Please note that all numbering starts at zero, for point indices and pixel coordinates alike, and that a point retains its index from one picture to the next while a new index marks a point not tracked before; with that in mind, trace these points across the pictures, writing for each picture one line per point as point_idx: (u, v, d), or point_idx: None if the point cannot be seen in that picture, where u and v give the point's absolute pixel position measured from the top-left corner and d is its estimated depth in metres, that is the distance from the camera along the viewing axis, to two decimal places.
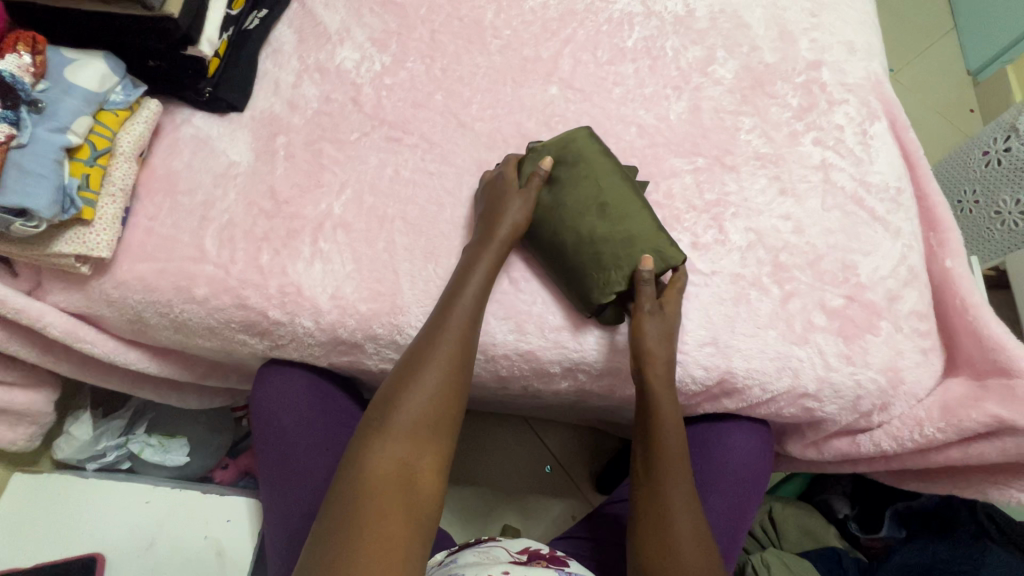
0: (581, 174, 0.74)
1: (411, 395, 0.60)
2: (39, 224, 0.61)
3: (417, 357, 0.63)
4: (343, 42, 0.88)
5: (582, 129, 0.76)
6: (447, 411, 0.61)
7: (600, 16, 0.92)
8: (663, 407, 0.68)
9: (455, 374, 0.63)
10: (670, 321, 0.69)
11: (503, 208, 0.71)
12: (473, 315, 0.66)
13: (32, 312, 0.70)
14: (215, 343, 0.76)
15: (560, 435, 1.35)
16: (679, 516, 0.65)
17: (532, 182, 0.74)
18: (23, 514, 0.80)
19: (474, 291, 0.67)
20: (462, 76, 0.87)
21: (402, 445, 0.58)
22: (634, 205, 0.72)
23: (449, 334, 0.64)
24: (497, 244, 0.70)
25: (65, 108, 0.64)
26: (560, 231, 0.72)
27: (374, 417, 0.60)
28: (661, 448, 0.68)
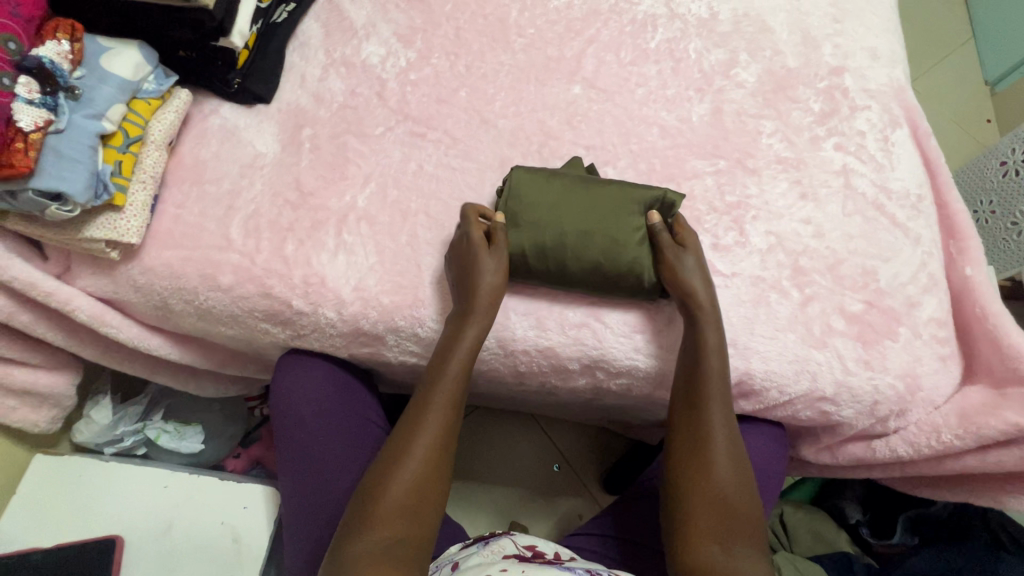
0: (553, 210, 0.72)
1: (392, 486, 0.59)
2: (73, 208, 0.63)
3: (397, 448, 0.62)
4: (369, 38, 0.89)
5: (511, 170, 0.74)
6: (429, 499, 0.61)
7: (624, 17, 0.93)
8: (709, 336, 0.68)
9: (437, 463, 0.62)
10: (699, 254, 0.72)
11: (479, 270, 0.68)
12: (459, 392, 0.66)
13: (61, 296, 0.71)
14: (237, 331, 0.77)
15: (569, 434, 1.36)
16: (718, 440, 0.66)
17: (497, 237, 0.71)
18: (45, 494, 0.82)
19: (457, 374, 0.66)
20: (486, 73, 0.88)
21: (384, 534, 0.57)
22: (619, 194, 0.73)
23: (430, 424, 0.63)
24: (481, 320, 0.67)
25: (101, 96, 0.65)
26: (586, 250, 0.71)
27: (360, 505, 0.59)
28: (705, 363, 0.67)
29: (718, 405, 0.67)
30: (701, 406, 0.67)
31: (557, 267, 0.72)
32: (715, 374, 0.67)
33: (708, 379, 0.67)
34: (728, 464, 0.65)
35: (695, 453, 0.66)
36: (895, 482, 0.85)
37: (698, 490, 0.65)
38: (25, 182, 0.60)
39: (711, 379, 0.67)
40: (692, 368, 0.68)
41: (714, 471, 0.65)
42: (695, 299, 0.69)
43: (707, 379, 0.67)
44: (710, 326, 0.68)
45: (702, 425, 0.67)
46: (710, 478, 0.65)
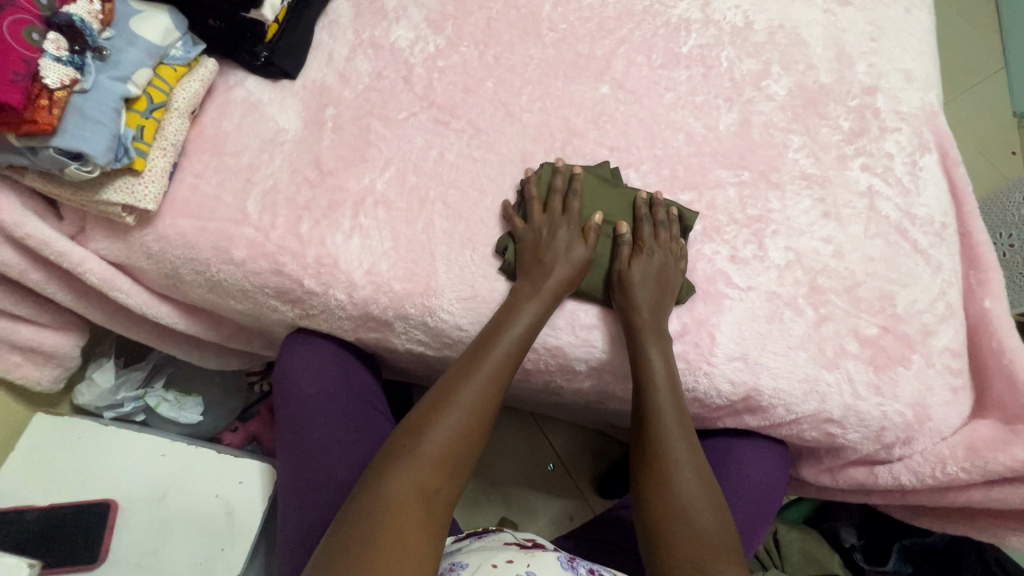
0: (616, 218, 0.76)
1: (434, 431, 0.61)
2: (92, 169, 0.62)
3: (445, 396, 0.64)
4: (399, 21, 0.88)
5: (541, 162, 0.78)
6: (464, 456, 0.62)
7: (657, 19, 0.92)
8: (653, 354, 0.68)
9: (479, 419, 0.64)
10: (658, 264, 0.72)
11: (574, 261, 0.71)
12: (513, 356, 0.67)
13: (73, 257, 0.71)
14: (246, 306, 0.77)
15: (565, 434, 1.36)
16: (677, 457, 0.66)
17: (591, 235, 0.73)
18: (43, 453, 0.81)
19: (517, 338, 0.67)
20: (515, 65, 0.87)
21: (420, 478, 0.58)
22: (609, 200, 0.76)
23: (477, 380, 0.65)
24: (547, 293, 0.69)
25: (128, 58, 0.64)
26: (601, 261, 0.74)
27: (405, 441, 0.61)
28: (649, 389, 0.68)
29: (672, 428, 0.67)
30: (654, 427, 0.68)
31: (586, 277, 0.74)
32: (662, 391, 0.68)
33: (654, 397, 0.68)
34: (691, 481, 0.64)
35: (656, 473, 0.66)
36: (893, 510, 0.84)
37: (662, 516, 0.63)
38: (47, 139, 0.59)
39: (659, 400, 0.68)
40: (641, 391, 0.69)
41: (676, 490, 0.64)
42: (637, 314, 0.69)
43: (651, 397, 0.68)
44: (651, 342, 0.68)
45: (659, 445, 0.67)
46: (670, 504, 0.63)
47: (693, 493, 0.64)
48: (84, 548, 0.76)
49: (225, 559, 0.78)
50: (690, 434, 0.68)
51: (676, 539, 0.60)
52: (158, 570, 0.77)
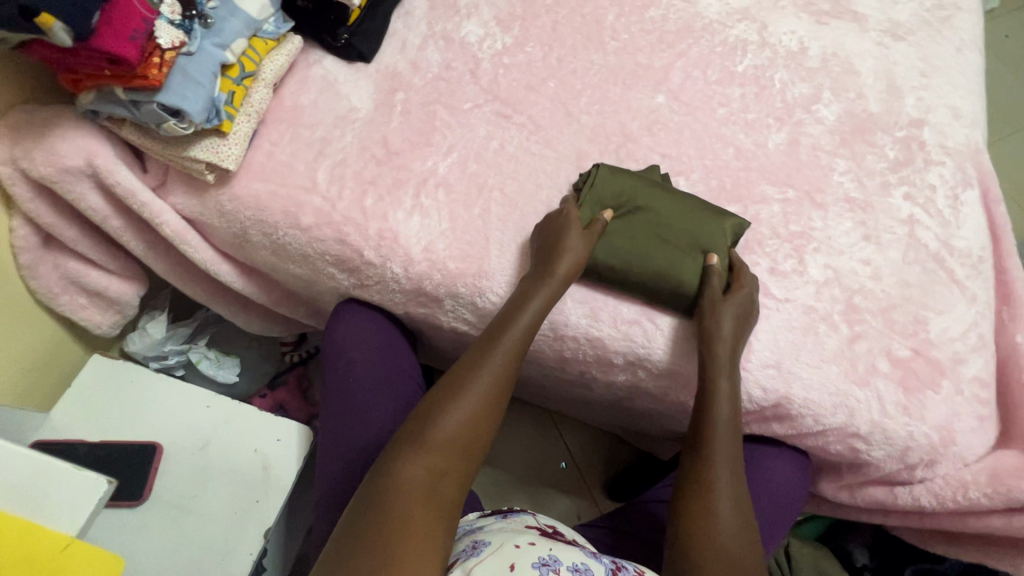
0: (662, 216, 0.77)
1: (444, 418, 0.64)
2: (188, 126, 0.67)
3: (456, 383, 0.66)
4: (470, 17, 0.92)
5: (600, 164, 0.79)
6: (475, 441, 0.64)
7: (715, 37, 0.96)
8: (721, 384, 0.70)
9: (489, 408, 0.66)
10: (746, 303, 0.73)
11: (569, 247, 0.72)
12: (521, 347, 0.69)
13: (153, 208, 0.75)
14: (304, 271, 0.81)
15: (580, 434, 1.38)
16: (719, 480, 0.68)
17: (595, 228, 0.76)
18: (97, 393, 0.85)
19: (524, 327, 0.70)
20: (576, 69, 0.91)
21: (430, 463, 0.61)
22: (701, 221, 0.77)
23: (486, 370, 0.67)
24: (553, 288, 0.71)
25: (230, 27, 0.69)
26: (619, 248, 0.76)
27: (414, 428, 0.64)
28: (711, 415, 0.70)
29: (723, 453, 0.69)
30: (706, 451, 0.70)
31: (623, 266, 0.75)
32: (723, 420, 0.70)
33: (713, 425, 0.70)
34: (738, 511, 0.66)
35: (700, 496, 0.67)
36: (908, 533, 0.86)
37: (698, 536, 0.64)
38: (152, 95, 0.64)
39: (717, 424, 0.70)
40: (700, 414, 0.71)
41: (716, 513, 0.66)
42: (718, 345, 0.71)
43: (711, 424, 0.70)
44: (725, 375, 0.70)
45: (707, 469, 0.69)
46: (710, 525, 0.65)
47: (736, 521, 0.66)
48: (129, 485, 0.79)
49: (260, 511, 0.81)
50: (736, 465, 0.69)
51: (704, 563, 0.63)
52: (196, 514, 0.80)
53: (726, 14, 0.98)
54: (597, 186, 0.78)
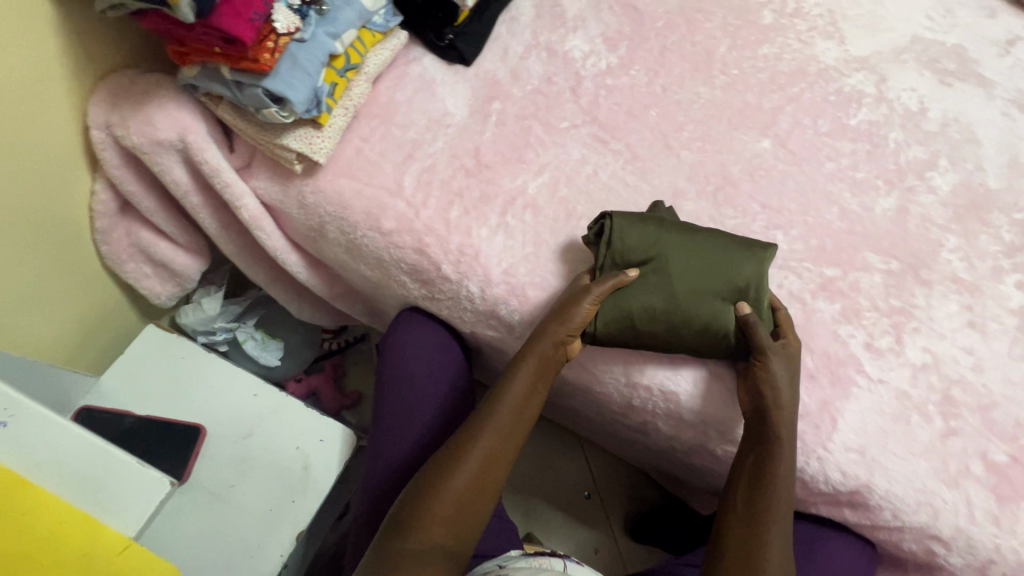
0: (688, 260, 0.69)
1: (442, 492, 0.61)
2: (288, 115, 0.64)
3: (452, 456, 0.64)
4: (576, 31, 0.88)
5: (611, 215, 0.70)
6: (468, 520, 0.62)
7: (830, 84, 0.90)
8: (783, 451, 0.64)
9: (486, 477, 0.64)
10: (787, 353, 0.66)
11: (571, 319, 0.66)
12: (517, 414, 0.67)
13: (236, 190, 0.72)
14: (374, 274, 0.78)
15: (606, 464, 1.34)
16: (771, 552, 0.62)
17: (611, 281, 0.68)
18: (149, 364, 0.84)
19: (515, 398, 0.67)
20: (681, 99, 0.86)
21: (428, 540, 0.59)
22: (732, 263, 0.69)
23: (481, 443, 0.65)
24: (545, 357, 0.68)
25: (344, 17, 0.66)
26: (658, 307, 0.68)
27: (409, 504, 0.62)
28: (769, 481, 0.64)
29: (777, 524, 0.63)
30: (758, 521, 0.64)
31: (665, 325, 0.68)
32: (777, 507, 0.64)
33: (770, 490, 0.64)
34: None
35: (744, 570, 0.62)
36: None
37: None
38: (258, 79, 0.61)
39: (775, 489, 0.64)
40: (756, 477, 0.65)
41: None
42: (779, 410, 0.64)
43: (766, 505, 0.64)
44: (788, 454, 0.64)
45: (757, 543, 0.63)
46: None
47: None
48: (169, 467, 0.78)
49: (295, 511, 0.78)
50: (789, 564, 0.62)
51: None
52: (233, 505, 0.78)
53: (844, 61, 0.92)
54: (615, 235, 0.70)
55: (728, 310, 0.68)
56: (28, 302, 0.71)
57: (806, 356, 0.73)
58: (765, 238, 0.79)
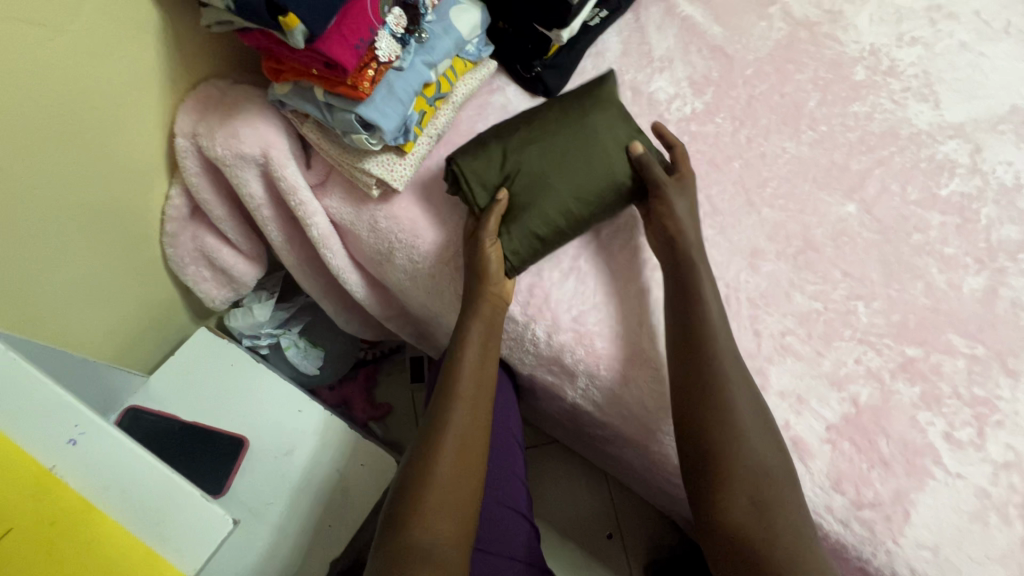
0: (546, 152, 0.69)
1: (430, 475, 0.57)
2: (377, 143, 0.63)
3: (427, 438, 0.60)
4: (662, 71, 0.86)
5: (455, 158, 0.68)
6: (467, 495, 0.58)
7: (921, 150, 0.86)
8: (705, 285, 0.66)
9: (469, 447, 0.61)
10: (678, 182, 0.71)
11: (485, 270, 0.66)
12: (481, 375, 0.65)
13: (309, 208, 0.70)
14: (434, 304, 0.76)
15: (631, 504, 1.30)
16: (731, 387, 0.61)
17: (493, 214, 0.67)
18: (198, 368, 0.84)
19: (472, 361, 0.65)
20: (765, 153, 0.83)
21: (430, 526, 0.55)
22: (586, 131, 0.71)
23: (455, 416, 0.62)
24: (485, 314, 0.67)
25: (442, 45, 0.64)
26: (553, 208, 0.68)
27: (398, 497, 0.57)
28: (704, 314, 0.65)
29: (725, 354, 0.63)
30: (706, 359, 0.62)
31: (569, 221, 0.69)
32: (735, 379, 0.62)
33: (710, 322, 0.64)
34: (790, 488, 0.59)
35: (712, 412, 0.60)
36: None
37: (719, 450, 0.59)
38: (352, 105, 0.59)
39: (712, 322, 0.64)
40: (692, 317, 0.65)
41: (731, 418, 0.60)
42: (696, 285, 0.66)
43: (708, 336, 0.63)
44: (708, 282, 0.66)
45: (716, 383, 0.61)
46: (730, 439, 0.59)
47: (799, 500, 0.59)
48: (211, 478, 0.76)
49: (329, 537, 0.77)
50: (766, 425, 0.61)
51: (734, 474, 0.58)
52: (269, 523, 0.76)
53: (938, 126, 0.88)
54: (468, 172, 0.68)
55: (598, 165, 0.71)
56: (95, 301, 0.71)
57: (880, 440, 0.69)
58: (844, 308, 0.75)
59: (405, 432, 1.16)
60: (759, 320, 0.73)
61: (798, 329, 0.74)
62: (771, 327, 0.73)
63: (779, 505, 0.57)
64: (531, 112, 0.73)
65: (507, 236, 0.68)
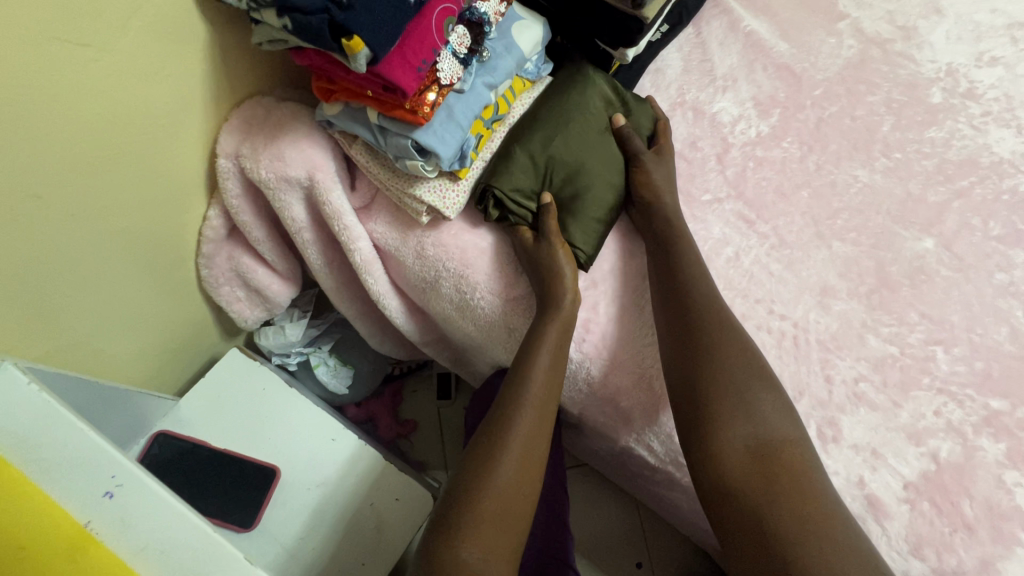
0: (562, 141, 0.67)
1: (485, 489, 0.53)
2: (432, 169, 0.58)
3: (489, 445, 0.56)
4: (725, 92, 0.83)
5: (491, 182, 0.63)
6: (523, 512, 0.54)
7: (1004, 181, 0.79)
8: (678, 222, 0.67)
9: (532, 459, 0.56)
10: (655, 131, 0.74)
11: (558, 273, 0.61)
12: (552, 380, 0.60)
13: (353, 233, 0.66)
14: (480, 336, 0.71)
15: (664, 532, 1.22)
16: (718, 329, 0.61)
17: (550, 217, 0.64)
18: (229, 391, 0.80)
19: (545, 365, 0.59)
20: (835, 181, 0.78)
21: (481, 546, 0.50)
22: (577, 108, 0.69)
23: (521, 424, 0.57)
24: (564, 316, 0.61)
25: (503, 65, 0.61)
26: (596, 189, 0.67)
27: (448, 507, 0.53)
28: (680, 255, 0.65)
29: (701, 292, 0.63)
30: (687, 300, 0.62)
31: (613, 194, 0.69)
32: (717, 319, 0.62)
33: (685, 262, 0.65)
34: (791, 431, 0.57)
35: (703, 356, 0.59)
36: None
37: (716, 396, 0.58)
38: (409, 130, 0.55)
39: (690, 261, 0.65)
40: (671, 263, 0.65)
41: (722, 363, 0.59)
42: (682, 240, 0.66)
43: (685, 278, 0.64)
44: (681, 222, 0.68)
45: (705, 325, 0.61)
46: (723, 384, 0.58)
47: (804, 447, 0.57)
48: (243, 509, 0.73)
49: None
50: (759, 366, 0.59)
51: (734, 424, 0.56)
52: (297, 562, 0.72)
53: (1021, 155, 0.80)
54: (509, 189, 0.64)
55: (611, 133, 0.71)
56: (130, 325, 0.68)
57: (964, 502, 0.62)
58: (923, 353, 0.69)
59: (431, 452, 1.11)
60: (830, 365, 0.68)
61: (873, 376, 0.68)
62: (844, 373, 0.68)
63: (778, 453, 0.55)
64: (536, 107, 0.69)
65: (572, 233, 0.65)
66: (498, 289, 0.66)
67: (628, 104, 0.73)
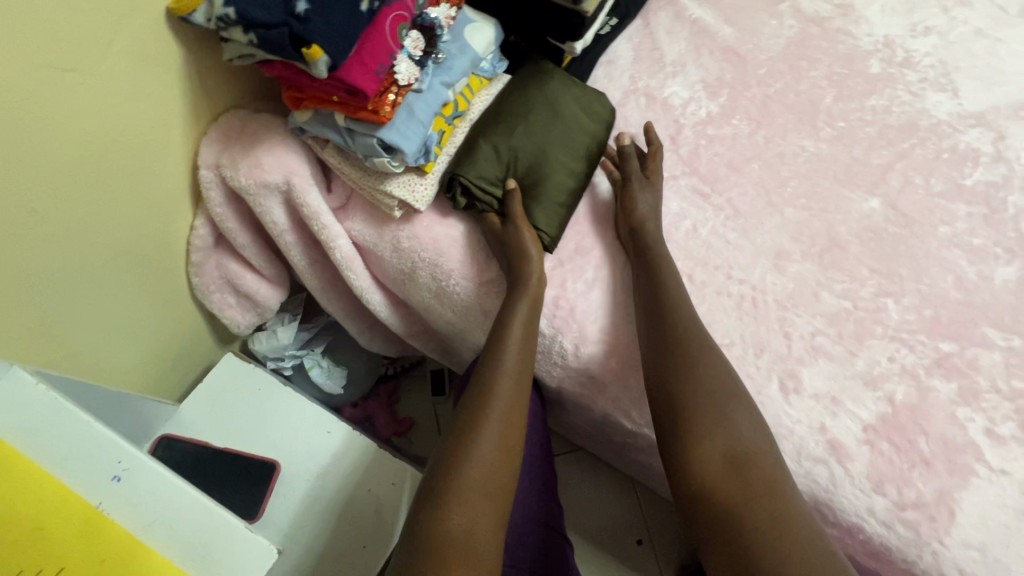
0: (521, 130, 0.72)
1: (465, 459, 0.57)
2: (399, 165, 0.63)
3: (468, 420, 0.60)
4: (675, 77, 0.88)
5: (456, 172, 0.68)
6: (502, 480, 0.58)
7: (943, 140, 0.84)
8: (641, 210, 0.73)
9: (509, 430, 0.60)
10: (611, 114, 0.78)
11: (524, 253, 0.66)
12: (524, 356, 0.64)
13: (332, 231, 0.71)
14: (459, 321, 0.75)
15: (662, 508, 1.25)
16: (682, 310, 0.66)
17: (514, 201, 0.69)
18: (227, 394, 0.84)
19: (516, 342, 0.64)
20: (784, 152, 0.83)
21: (462, 511, 0.54)
22: (534, 99, 0.73)
23: (496, 398, 0.61)
24: (532, 294, 0.65)
25: (458, 65, 0.66)
26: (557, 172, 0.72)
27: (432, 479, 0.57)
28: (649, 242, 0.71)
29: (668, 275, 0.68)
30: (659, 285, 0.68)
31: (574, 176, 0.73)
32: (679, 302, 0.67)
33: (654, 248, 0.70)
34: (762, 435, 0.59)
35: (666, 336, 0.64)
36: None
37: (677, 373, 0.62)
38: (374, 129, 0.60)
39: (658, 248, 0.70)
40: (642, 249, 0.71)
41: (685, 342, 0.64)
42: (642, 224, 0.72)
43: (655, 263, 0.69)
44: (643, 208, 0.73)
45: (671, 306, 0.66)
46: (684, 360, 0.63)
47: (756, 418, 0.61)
48: (245, 503, 0.76)
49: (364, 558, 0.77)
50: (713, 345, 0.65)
51: (694, 398, 0.61)
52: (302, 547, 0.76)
53: (958, 116, 0.85)
54: (474, 178, 0.68)
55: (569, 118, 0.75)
56: (128, 335, 0.72)
57: (920, 439, 0.67)
58: (874, 305, 0.74)
59: (428, 445, 1.15)
60: (788, 322, 0.73)
61: (828, 329, 0.73)
62: (802, 329, 0.72)
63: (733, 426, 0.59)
64: (497, 101, 0.74)
65: (535, 215, 0.70)
66: (471, 273, 0.71)
67: (584, 92, 0.77)
